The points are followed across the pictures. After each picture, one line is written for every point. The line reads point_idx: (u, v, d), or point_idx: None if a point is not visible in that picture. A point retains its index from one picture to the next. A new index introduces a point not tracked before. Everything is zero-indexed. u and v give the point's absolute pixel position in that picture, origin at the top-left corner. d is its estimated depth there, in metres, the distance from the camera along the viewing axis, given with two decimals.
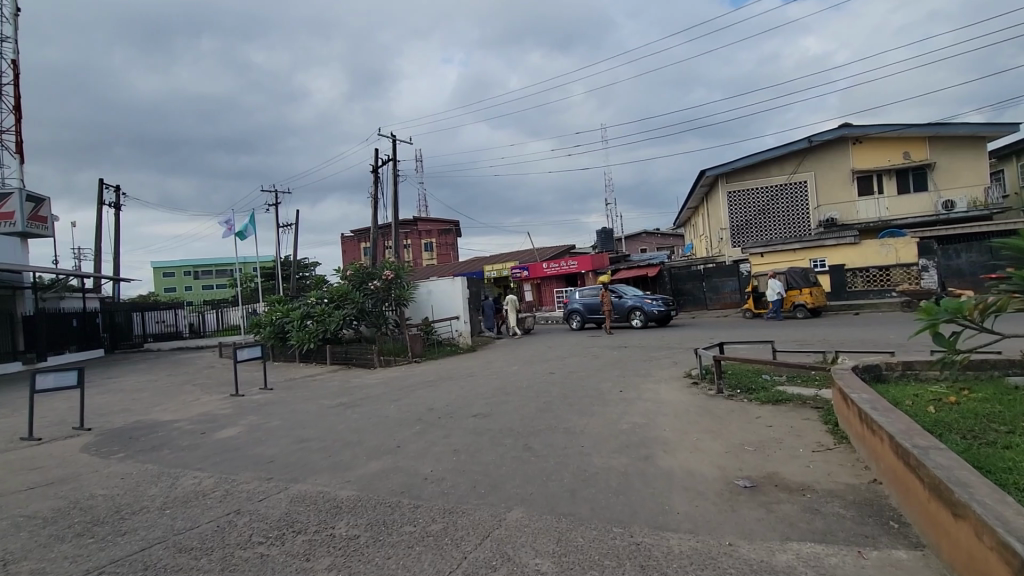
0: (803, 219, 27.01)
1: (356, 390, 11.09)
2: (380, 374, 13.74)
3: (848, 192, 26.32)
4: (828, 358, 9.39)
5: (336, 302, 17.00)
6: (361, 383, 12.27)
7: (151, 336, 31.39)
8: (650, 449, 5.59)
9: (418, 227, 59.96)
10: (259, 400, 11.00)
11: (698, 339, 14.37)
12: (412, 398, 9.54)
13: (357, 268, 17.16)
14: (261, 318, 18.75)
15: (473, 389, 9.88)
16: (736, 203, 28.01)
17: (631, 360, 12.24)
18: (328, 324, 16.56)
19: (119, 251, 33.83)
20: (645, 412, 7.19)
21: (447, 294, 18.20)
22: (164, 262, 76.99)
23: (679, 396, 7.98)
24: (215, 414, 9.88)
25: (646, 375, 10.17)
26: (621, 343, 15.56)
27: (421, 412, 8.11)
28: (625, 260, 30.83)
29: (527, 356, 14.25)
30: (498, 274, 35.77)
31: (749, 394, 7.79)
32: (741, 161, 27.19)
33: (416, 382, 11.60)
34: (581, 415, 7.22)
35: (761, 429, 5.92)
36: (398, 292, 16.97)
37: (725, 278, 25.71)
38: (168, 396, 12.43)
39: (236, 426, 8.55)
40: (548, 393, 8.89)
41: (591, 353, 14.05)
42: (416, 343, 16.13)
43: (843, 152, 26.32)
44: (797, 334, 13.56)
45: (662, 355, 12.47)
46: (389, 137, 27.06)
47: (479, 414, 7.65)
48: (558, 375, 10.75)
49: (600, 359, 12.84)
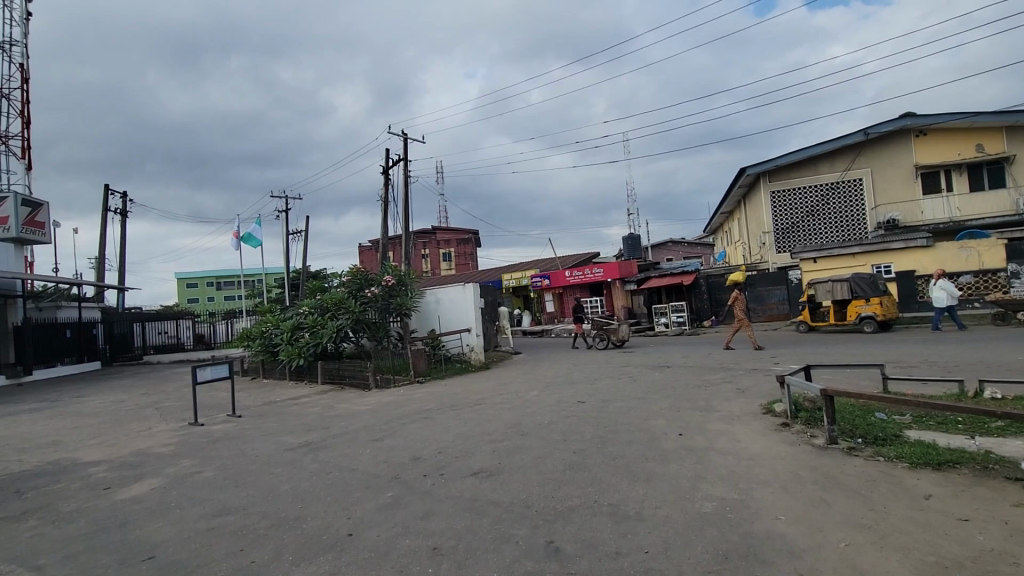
0: (858, 221, 24.25)
1: (334, 422, 8.78)
2: (374, 397, 11.47)
3: (910, 190, 23.52)
4: (968, 393, 6.78)
5: (331, 311, 14.87)
6: (347, 410, 10.09)
7: (152, 348, 29.63)
8: (772, 566, 3.17)
9: (437, 236, 58.41)
10: (213, 434, 8.77)
11: (759, 359, 11.85)
12: (396, 437, 7.22)
13: (353, 273, 15.13)
14: (250, 329, 16.80)
15: (480, 425, 7.53)
16: (780, 205, 25.40)
17: (681, 385, 9.75)
18: (321, 337, 14.40)
19: (124, 260, 32.50)
20: (731, 478, 4.73)
21: (457, 303, 15.93)
22: (187, 272, 76.78)
23: (770, 449, 5.50)
24: (151, 454, 7.73)
25: (709, 408, 7.67)
26: (663, 361, 13.05)
27: (400, 465, 5.76)
28: (655, 267, 28.09)
29: (549, 376, 11.91)
30: (517, 283, 33.42)
31: (877, 447, 5.32)
32: (787, 157, 24.59)
33: (411, 410, 9.31)
34: (633, 480, 4.80)
35: (957, 532, 3.44)
36: (399, 300, 14.83)
37: (771, 287, 23.15)
38: (119, 424, 10.35)
39: (156, 478, 6.31)
40: (580, 435, 6.52)
41: (627, 374, 11.59)
42: (420, 360, 13.74)
43: (904, 146, 23.53)
44: (885, 355, 10.97)
45: (720, 378, 9.96)
46: (400, 134, 25.35)
47: (482, 472, 5.30)
48: (592, 406, 8.33)
49: (641, 382, 10.39)
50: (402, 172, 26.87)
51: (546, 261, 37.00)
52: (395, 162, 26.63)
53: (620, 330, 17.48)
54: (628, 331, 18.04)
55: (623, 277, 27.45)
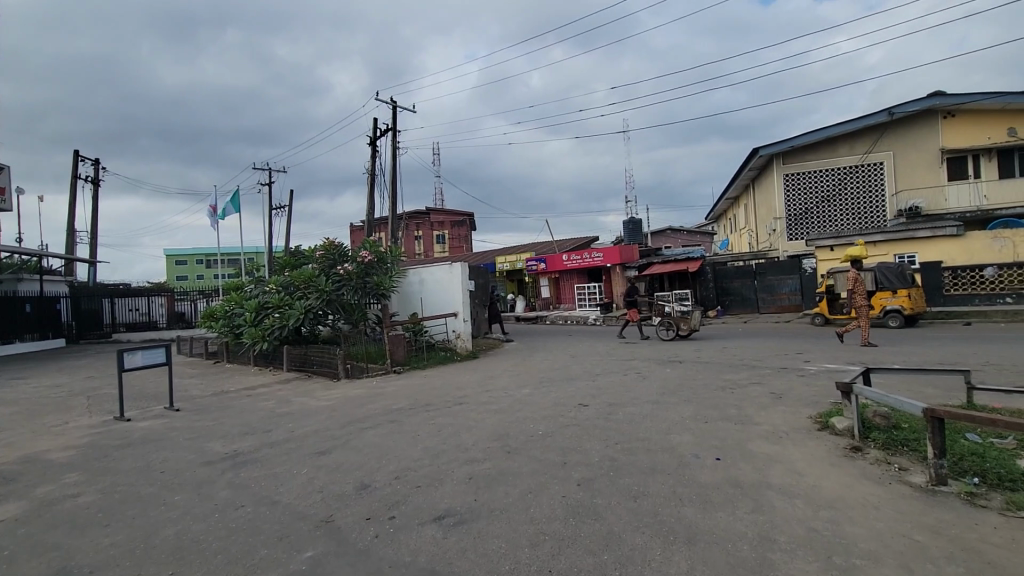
0: (877, 208, 22.76)
1: (279, 423, 7.18)
2: (340, 390, 9.91)
3: (935, 176, 21.99)
4: None
5: (300, 290, 13.23)
6: (304, 406, 8.51)
7: (123, 326, 27.58)
8: None
9: (432, 218, 56.65)
10: (130, 434, 7.13)
11: (786, 356, 10.33)
12: (347, 448, 5.64)
13: (327, 247, 13.43)
14: (215, 308, 15.17)
15: (456, 435, 5.94)
16: (794, 189, 23.91)
17: (700, 386, 8.21)
18: (287, 318, 12.76)
19: (95, 231, 30.48)
20: (818, 548, 3.15)
21: (443, 285, 14.26)
22: (175, 249, 74.68)
23: (854, 494, 3.94)
24: (38, 460, 6.09)
25: (744, 418, 6.14)
26: (673, 356, 11.51)
27: (339, 499, 4.17)
28: (658, 252, 26.38)
29: (545, 370, 10.36)
30: (511, 266, 31.68)
31: (1007, 492, 3.80)
32: (806, 137, 22.99)
33: (376, 410, 7.73)
34: (669, 545, 3.23)
35: None
36: (376, 279, 13.19)
37: (782, 276, 21.57)
38: (32, 416, 8.68)
39: (16, 503, 4.69)
40: (585, 456, 4.95)
41: (633, 370, 10.03)
42: (398, 347, 12.11)
43: (931, 128, 21.93)
44: (934, 356, 9.45)
45: (746, 380, 8.42)
46: (389, 101, 23.48)
47: (449, 518, 3.74)
48: (596, 412, 6.75)
49: (652, 381, 8.83)
50: (390, 143, 25.00)
51: (542, 244, 35.30)
52: (383, 132, 24.80)
53: (689, 318, 14.26)
54: (700, 319, 14.89)
55: (624, 262, 25.86)
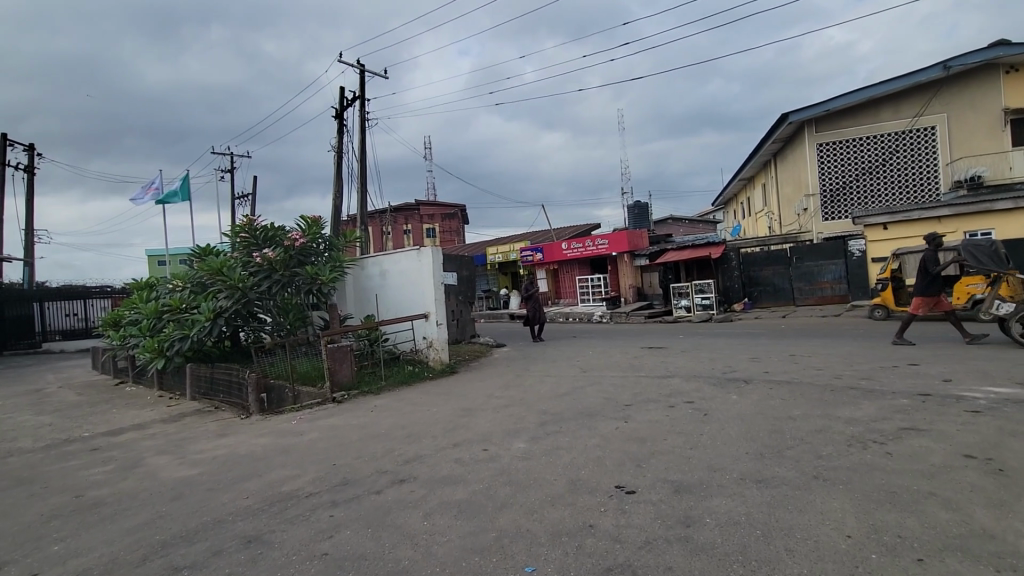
0: (927, 179, 19.47)
1: (52, 540, 3.76)
2: (236, 438, 6.47)
3: (996, 141, 18.72)
4: None
5: (211, 286, 9.78)
6: (145, 480, 5.06)
7: (58, 335, 23.92)
8: None
9: (421, 211, 53.22)
10: None
11: (904, 371, 6.94)
12: None
13: (245, 227, 9.86)
14: (117, 314, 11.78)
15: None
16: (829, 161, 20.66)
17: (816, 436, 4.76)
18: (190, 325, 9.34)
19: (31, 226, 26.83)
20: None
21: (408, 276, 10.80)
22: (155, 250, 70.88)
23: None
24: None
25: (999, 547, 2.77)
26: (728, 371, 8.10)
27: None
28: (670, 238, 22.84)
29: (546, 399, 6.99)
30: (504, 258, 28.31)
31: None
32: (843, 99, 19.68)
33: (252, 496, 4.29)
34: None
35: None
36: (310, 269, 9.68)
37: (824, 261, 18.22)
38: None
39: None
40: None
41: (682, 398, 6.60)
42: (343, 365, 8.66)
43: (991, 85, 18.62)
44: None
45: (885, 421, 4.98)
46: (356, 65, 20.00)
47: None
48: (655, 517, 3.34)
49: (723, 422, 5.42)
50: (359, 116, 21.44)
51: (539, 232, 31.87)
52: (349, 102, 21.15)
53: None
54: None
55: (633, 250, 22.44)
